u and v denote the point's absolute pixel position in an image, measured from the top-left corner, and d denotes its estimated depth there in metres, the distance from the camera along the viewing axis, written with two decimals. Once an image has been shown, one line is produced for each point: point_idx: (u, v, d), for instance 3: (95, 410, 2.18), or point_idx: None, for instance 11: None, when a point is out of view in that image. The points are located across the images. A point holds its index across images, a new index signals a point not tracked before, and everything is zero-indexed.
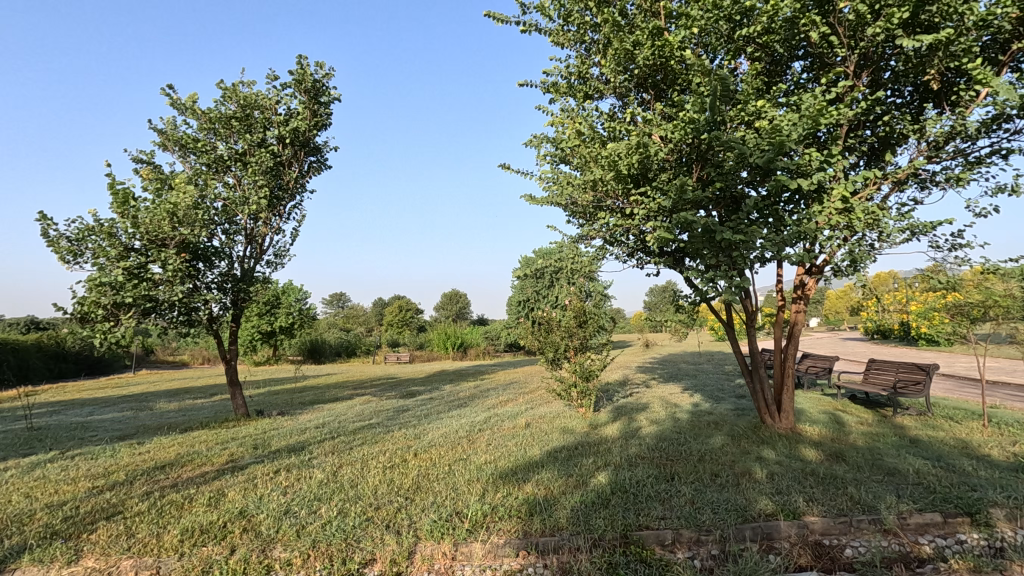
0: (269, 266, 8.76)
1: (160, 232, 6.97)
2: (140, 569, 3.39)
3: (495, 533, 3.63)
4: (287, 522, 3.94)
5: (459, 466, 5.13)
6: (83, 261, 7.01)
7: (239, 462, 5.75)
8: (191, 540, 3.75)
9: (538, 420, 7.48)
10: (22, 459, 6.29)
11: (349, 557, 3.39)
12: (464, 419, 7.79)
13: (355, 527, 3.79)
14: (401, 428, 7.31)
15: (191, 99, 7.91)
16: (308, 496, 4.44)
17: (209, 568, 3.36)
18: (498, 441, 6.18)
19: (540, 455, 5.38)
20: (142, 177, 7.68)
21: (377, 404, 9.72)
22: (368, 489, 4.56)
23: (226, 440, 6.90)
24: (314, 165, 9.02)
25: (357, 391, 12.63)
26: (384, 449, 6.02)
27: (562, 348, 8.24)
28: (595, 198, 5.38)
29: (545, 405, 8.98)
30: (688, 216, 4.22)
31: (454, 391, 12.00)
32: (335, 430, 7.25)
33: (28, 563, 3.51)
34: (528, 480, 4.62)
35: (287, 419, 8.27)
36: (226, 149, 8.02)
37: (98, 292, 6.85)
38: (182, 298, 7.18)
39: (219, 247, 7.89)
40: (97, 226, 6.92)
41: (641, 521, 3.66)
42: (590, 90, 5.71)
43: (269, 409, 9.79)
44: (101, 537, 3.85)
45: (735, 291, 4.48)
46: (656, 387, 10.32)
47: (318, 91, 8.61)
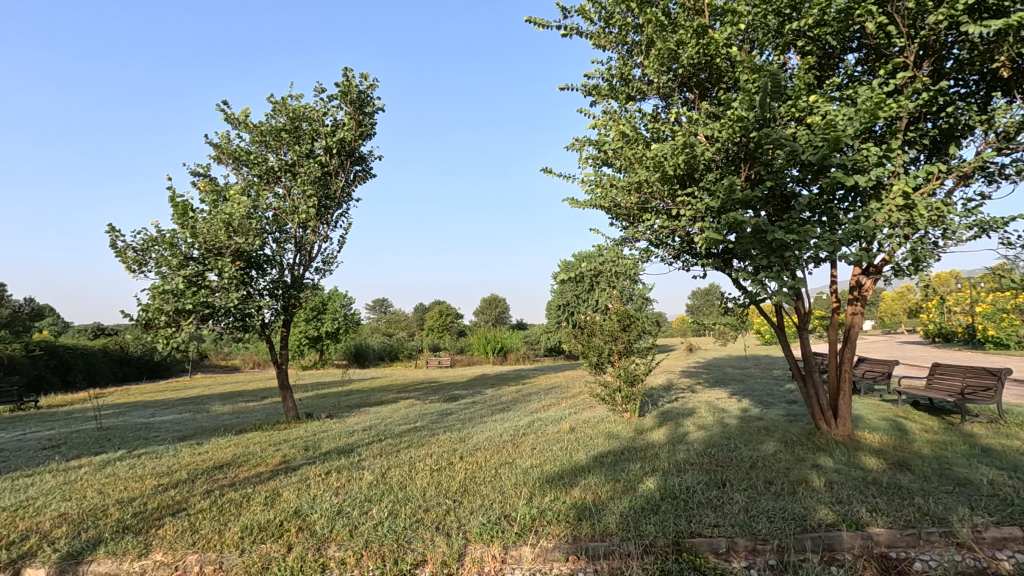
0: (318, 273, 9.02)
1: (217, 241, 7.30)
2: (205, 564, 3.54)
3: (543, 537, 3.62)
4: (340, 522, 4.04)
5: (505, 470, 5.14)
6: (148, 269, 7.41)
7: (292, 463, 5.94)
8: (251, 537, 3.89)
9: (582, 425, 7.43)
10: (94, 457, 6.68)
11: (400, 557, 3.44)
12: (508, 424, 7.80)
13: (406, 529, 3.85)
14: (446, 431, 7.40)
15: (244, 114, 8.25)
16: (359, 497, 4.54)
17: (268, 564, 3.48)
18: (543, 445, 6.17)
19: (586, 460, 5.34)
20: (199, 189, 8.06)
21: (421, 408, 9.86)
22: (417, 491, 4.64)
23: (278, 441, 7.11)
24: (359, 174, 9.25)
25: (402, 395, 12.86)
26: (430, 452, 6.10)
27: (606, 352, 8.15)
28: (640, 200, 5.31)
29: (589, 410, 8.90)
30: (738, 216, 4.11)
31: (496, 395, 12.02)
32: (382, 432, 7.40)
33: (104, 555, 3.73)
34: (575, 485, 4.58)
35: (336, 422, 8.49)
36: (277, 161, 8.33)
37: (161, 299, 7.22)
38: (237, 305, 7.48)
39: (271, 255, 8.17)
40: (160, 237, 7.30)
41: (693, 528, 3.58)
42: (633, 91, 5.66)
43: (319, 411, 10.06)
44: (168, 532, 4.04)
45: (788, 293, 4.34)
46: (702, 392, 10.09)
47: (364, 102, 8.83)
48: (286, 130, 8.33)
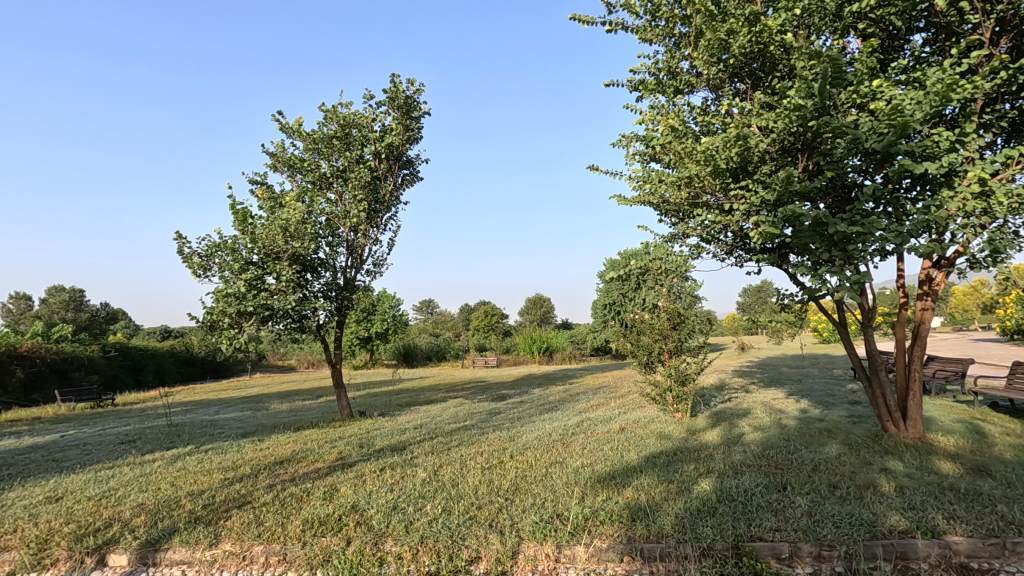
0: (369, 275, 9.26)
1: (275, 246, 7.62)
2: (270, 556, 3.70)
3: (597, 537, 3.59)
4: (396, 518, 4.13)
5: (556, 469, 5.13)
6: (211, 274, 7.80)
7: (348, 460, 6.13)
8: (312, 530, 4.03)
9: (633, 425, 7.32)
10: (166, 452, 7.09)
11: (454, 553, 3.50)
12: (556, 423, 7.77)
13: (459, 525, 3.90)
14: (495, 430, 7.45)
15: (298, 123, 8.57)
16: (413, 494, 4.64)
17: (329, 557, 3.61)
18: (592, 445, 6.12)
19: (637, 460, 5.26)
20: (257, 197, 8.42)
21: (469, 407, 9.96)
22: (469, 489, 4.69)
23: (334, 438, 7.36)
24: (407, 177, 9.44)
25: (450, 394, 13.05)
26: (481, 451, 6.15)
27: (656, 351, 8.00)
28: (690, 195, 5.18)
29: (639, 410, 8.76)
30: (796, 209, 3.95)
31: (544, 395, 12.00)
32: (433, 431, 7.52)
33: (178, 544, 3.96)
34: (628, 485, 4.52)
35: (388, 420, 8.70)
36: (329, 167, 8.62)
37: (225, 302, 7.59)
38: (294, 306, 7.76)
39: (324, 258, 8.44)
40: (222, 243, 7.68)
41: (753, 531, 3.48)
42: (681, 84, 5.54)
43: (371, 410, 10.35)
44: (236, 523, 4.24)
45: (851, 288, 4.14)
46: (757, 392, 9.77)
47: (411, 107, 9.01)
48: (338, 137, 8.60)
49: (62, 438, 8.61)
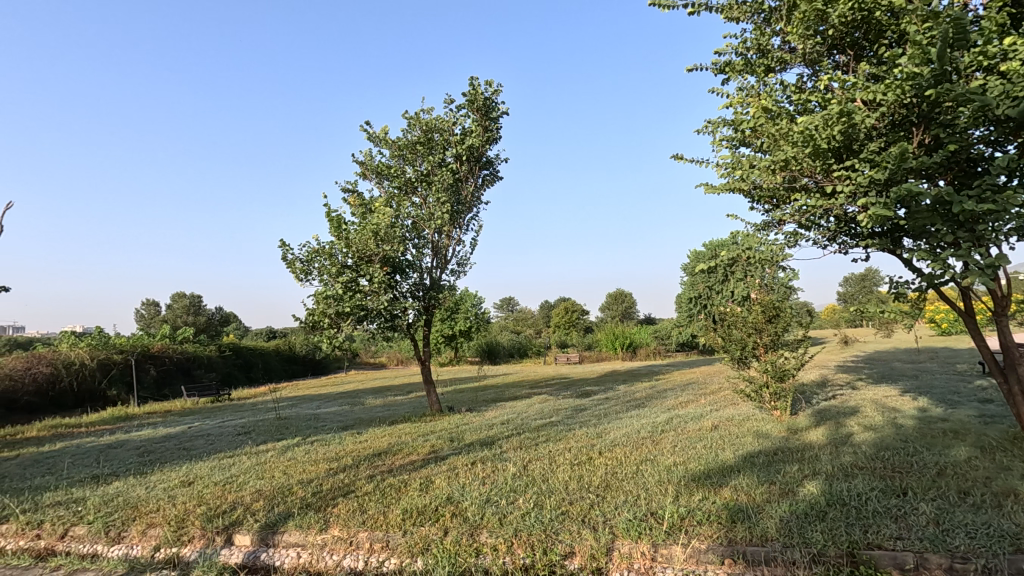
0: (454, 274, 9.53)
1: (367, 249, 8.04)
2: (374, 542, 3.92)
3: (695, 538, 3.48)
4: (490, 510, 4.23)
5: (647, 467, 5.02)
6: (311, 278, 8.37)
7: (440, 453, 6.35)
8: (411, 520, 4.22)
9: (727, 423, 7.02)
10: (277, 443, 7.71)
11: (548, 547, 3.53)
12: (644, 420, 7.61)
13: (552, 520, 3.93)
14: (581, 426, 7.42)
15: (384, 132, 8.97)
16: (504, 488, 4.73)
17: (429, 546, 3.76)
18: (684, 443, 5.93)
19: (734, 460, 5.03)
20: (350, 204, 8.92)
21: (554, 403, 10.00)
22: (559, 484, 4.71)
23: (426, 432, 7.66)
24: (487, 178, 9.60)
25: (535, 390, 13.19)
26: (569, 447, 6.15)
27: (750, 346, 7.61)
28: (786, 179, 4.85)
29: (732, 407, 8.37)
30: (913, 187, 3.59)
31: (630, 392, 11.77)
32: (519, 426, 7.62)
33: (293, 528, 4.29)
34: (725, 485, 4.34)
35: (475, 415, 8.91)
36: (414, 172, 8.96)
37: (325, 304, 8.12)
38: (386, 306, 8.17)
39: (412, 260, 8.79)
40: (321, 249, 8.22)
41: (870, 539, 3.22)
42: (773, 62, 5.20)
43: (459, 405, 10.66)
44: (342, 510, 4.53)
45: (981, 273, 3.71)
46: (866, 389, 9.00)
47: (489, 108, 9.15)
48: (421, 142, 8.92)
49: (189, 429, 9.61)
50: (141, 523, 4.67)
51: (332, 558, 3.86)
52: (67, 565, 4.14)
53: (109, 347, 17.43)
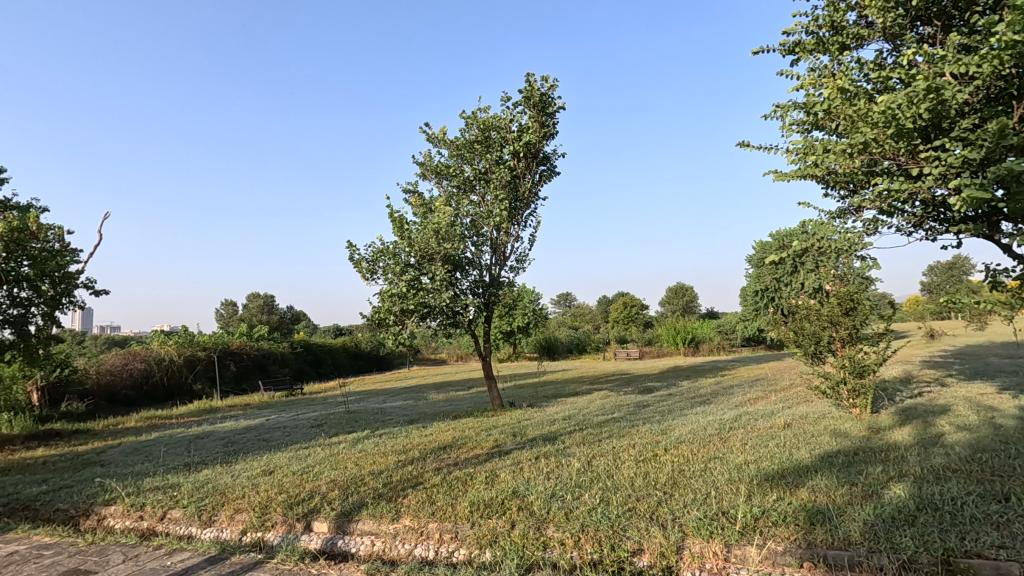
0: (513, 271, 9.60)
1: (429, 248, 8.23)
2: (444, 533, 4.03)
3: (770, 539, 3.36)
4: (555, 505, 4.25)
5: (715, 465, 4.88)
6: (377, 277, 8.68)
7: (504, 448, 6.42)
8: (479, 512, 4.30)
9: (801, 421, 6.70)
10: (348, 435, 8.05)
11: (616, 543, 3.51)
12: (711, 417, 7.40)
13: (620, 517, 3.89)
14: (645, 423, 7.30)
15: (442, 132, 9.14)
16: (569, 483, 4.73)
17: (497, 538, 3.83)
18: (755, 441, 5.72)
19: (810, 459, 4.81)
20: (411, 204, 9.16)
21: (616, 399, 9.88)
22: (625, 481, 4.66)
23: (489, 427, 7.77)
24: (544, 173, 9.60)
25: (595, 386, 13.07)
26: (633, 443, 6.07)
27: (826, 340, 7.22)
28: (866, 162, 4.56)
29: (806, 404, 7.98)
30: (1015, 166, 3.30)
31: (695, 388, 11.46)
32: (581, 422, 7.58)
33: (367, 516, 4.48)
34: (801, 486, 4.16)
35: (536, 411, 8.95)
36: (472, 171, 9.10)
37: (390, 302, 8.40)
38: (448, 303, 8.35)
39: (471, 257, 8.92)
40: (385, 249, 8.50)
41: (969, 547, 3.00)
42: (848, 38, 4.90)
43: (521, 401, 10.72)
44: (412, 501, 4.68)
45: None
46: (957, 386, 8.35)
47: (545, 104, 9.13)
48: (478, 141, 9.04)
49: (267, 422, 10.20)
50: (229, 508, 5.00)
51: (404, 547, 4.00)
52: (168, 545, 4.51)
53: (193, 345, 18.75)
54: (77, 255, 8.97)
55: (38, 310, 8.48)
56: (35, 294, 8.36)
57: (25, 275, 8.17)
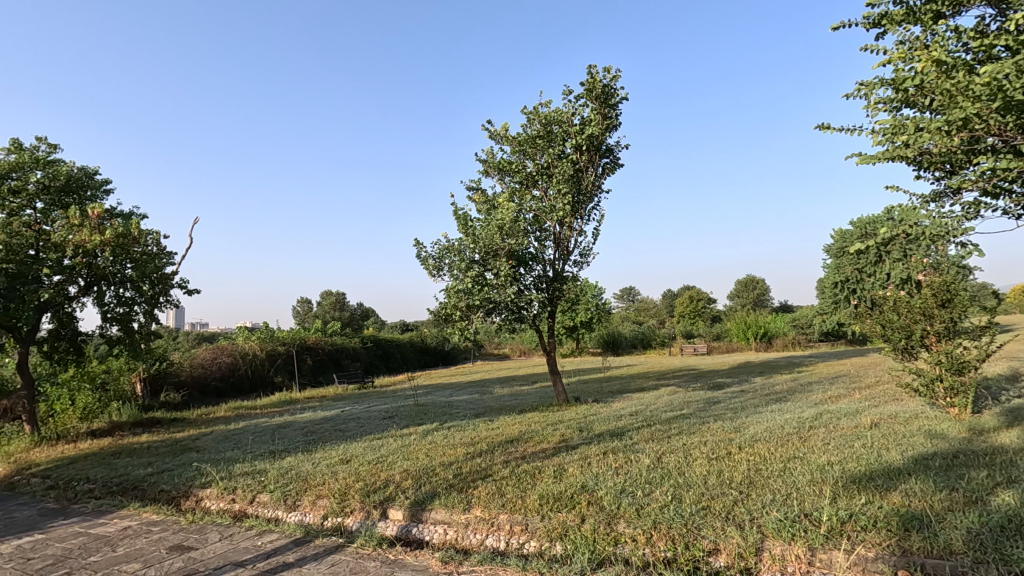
0: (576, 265, 9.56)
1: (493, 244, 8.33)
2: (514, 525, 4.08)
3: (859, 544, 3.18)
4: (626, 500, 4.20)
5: (795, 465, 4.66)
6: (443, 274, 8.88)
7: (571, 442, 6.42)
8: (548, 505, 4.33)
9: (889, 421, 6.27)
10: (418, 427, 8.31)
11: (691, 542, 3.43)
12: (788, 415, 7.07)
13: (693, 515, 3.79)
14: (717, 420, 7.07)
15: (504, 129, 9.20)
16: (639, 479, 4.68)
17: (567, 532, 3.84)
18: (838, 441, 5.42)
19: (902, 461, 4.49)
20: (475, 201, 9.30)
21: (685, 395, 9.61)
22: (698, 478, 4.54)
23: (555, 422, 7.79)
24: (608, 166, 9.46)
25: (661, 382, 12.82)
26: (705, 440, 5.91)
27: (918, 335, 6.70)
28: (966, 140, 4.19)
29: (895, 403, 7.45)
30: None
31: (769, 384, 10.97)
32: (649, 418, 7.46)
33: (440, 506, 4.61)
34: (893, 489, 3.90)
35: (602, 406, 8.88)
36: (534, 166, 9.12)
37: (456, 298, 8.58)
38: (513, 298, 8.43)
39: (535, 252, 8.94)
40: (451, 246, 8.69)
41: None
42: (944, 6, 4.50)
43: (586, 396, 10.65)
44: (482, 493, 4.77)
45: None
46: None
47: (608, 95, 8.99)
48: (541, 136, 9.04)
49: (342, 413, 10.70)
50: (311, 493, 5.29)
51: (476, 537, 4.10)
52: (258, 526, 4.85)
53: (274, 340, 19.96)
54: (172, 257, 9.72)
55: (139, 309, 9.36)
56: (137, 294, 9.28)
57: (129, 277, 8.97)
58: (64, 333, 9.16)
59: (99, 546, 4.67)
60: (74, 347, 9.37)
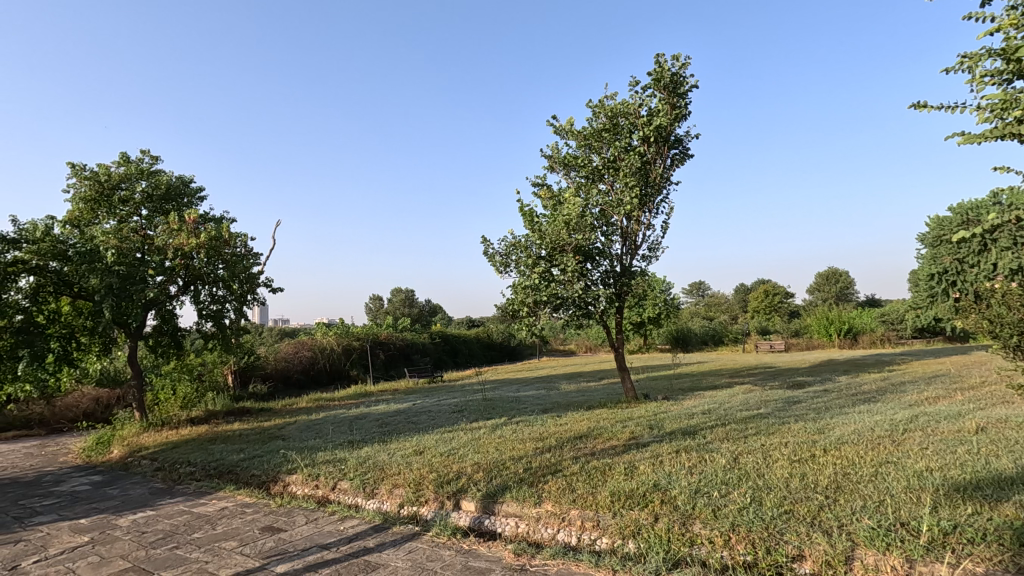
0: (645, 259, 9.36)
1: (560, 240, 8.31)
2: (586, 521, 4.07)
3: (964, 557, 2.94)
4: (701, 501, 4.08)
5: (889, 470, 4.35)
6: (510, 270, 8.96)
7: (641, 440, 6.32)
8: (620, 502, 4.27)
9: (999, 425, 5.72)
10: (486, 422, 8.44)
11: (773, 546, 3.29)
12: (879, 416, 6.61)
13: (775, 519, 3.63)
14: (798, 420, 6.73)
15: (570, 123, 9.15)
16: (715, 479, 4.53)
17: (640, 530, 3.78)
18: (937, 446, 5.01)
19: (1015, 471, 4.09)
20: (541, 198, 9.31)
21: (761, 394, 9.22)
22: (779, 481, 4.34)
23: (624, 418, 7.70)
24: (677, 157, 9.19)
25: (735, 380, 12.34)
26: (785, 441, 5.63)
27: None
28: None
29: (1005, 407, 6.78)
30: None
31: (856, 383, 10.27)
32: (723, 417, 7.21)
33: (511, 499, 4.66)
34: (1004, 501, 3.55)
35: (673, 404, 8.66)
36: (600, 160, 9.02)
37: (523, 294, 8.63)
38: (580, 294, 8.38)
39: (602, 247, 8.84)
40: (517, 243, 8.76)
41: None
42: None
43: (656, 393, 10.45)
44: (553, 487, 4.79)
45: None
46: None
47: (677, 84, 8.72)
48: (606, 129, 8.92)
49: (414, 406, 11.06)
50: (388, 482, 5.50)
51: (547, 531, 4.13)
52: (340, 512, 5.12)
53: (349, 335, 20.93)
54: (258, 258, 10.39)
55: (230, 306, 10.07)
56: (228, 293, 9.99)
57: (221, 276, 9.69)
58: (166, 329, 10.04)
59: (201, 524, 5.09)
60: (175, 342, 10.26)
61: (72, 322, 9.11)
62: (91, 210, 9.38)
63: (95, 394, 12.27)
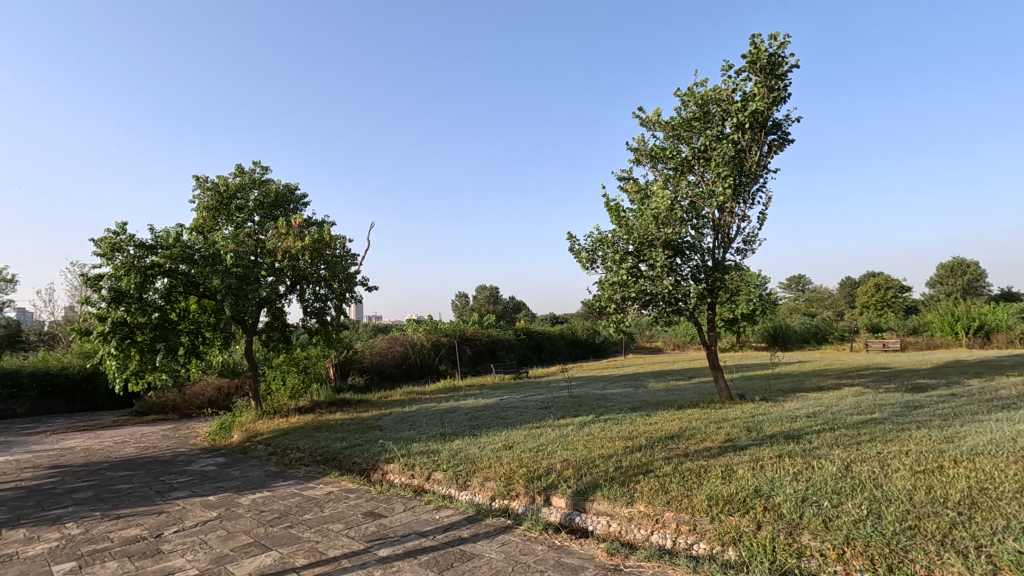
0: (739, 253, 8.89)
1: (648, 234, 8.09)
2: (681, 524, 3.94)
3: None
4: (809, 510, 3.82)
5: None
6: (597, 266, 8.87)
7: (738, 442, 6.03)
8: (718, 507, 4.09)
9: None
10: (574, 419, 8.41)
11: (896, 564, 3.02)
12: (1021, 426, 5.84)
13: (897, 534, 3.32)
14: (919, 427, 6.10)
15: (657, 114, 8.88)
16: (824, 488, 4.21)
17: (741, 537, 3.61)
18: None
19: None
20: (627, 191, 9.13)
21: (876, 397, 8.44)
22: (900, 493, 3.96)
23: (719, 419, 7.36)
24: (775, 143, 8.63)
25: (843, 381, 11.39)
26: (906, 450, 5.12)
27: None
28: None
29: None
30: None
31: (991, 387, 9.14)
32: (832, 420, 6.69)
33: (602, 497, 4.60)
34: None
35: (773, 405, 8.18)
36: (690, 150, 8.70)
37: (610, 290, 8.51)
38: (670, 291, 8.10)
39: (693, 242, 8.48)
40: (603, 238, 8.67)
41: None
42: None
43: (752, 394, 9.92)
44: (645, 488, 4.68)
45: None
46: None
47: (775, 66, 8.18)
48: (696, 118, 8.59)
49: (502, 401, 11.25)
50: (480, 475, 5.63)
51: (641, 532, 4.06)
52: (435, 502, 5.33)
53: (439, 331, 21.72)
54: (355, 258, 11.03)
55: (331, 304, 10.77)
56: (330, 292, 10.68)
57: (322, 276, 10.38)
58: (276, 325, 10.93)
59: (311, 507, 5.50)
60: (284, 336, 11.14)
61: (198, 319, 10.16)
62: (213, 217, 10.45)
63: (217, 382, 13.61)
